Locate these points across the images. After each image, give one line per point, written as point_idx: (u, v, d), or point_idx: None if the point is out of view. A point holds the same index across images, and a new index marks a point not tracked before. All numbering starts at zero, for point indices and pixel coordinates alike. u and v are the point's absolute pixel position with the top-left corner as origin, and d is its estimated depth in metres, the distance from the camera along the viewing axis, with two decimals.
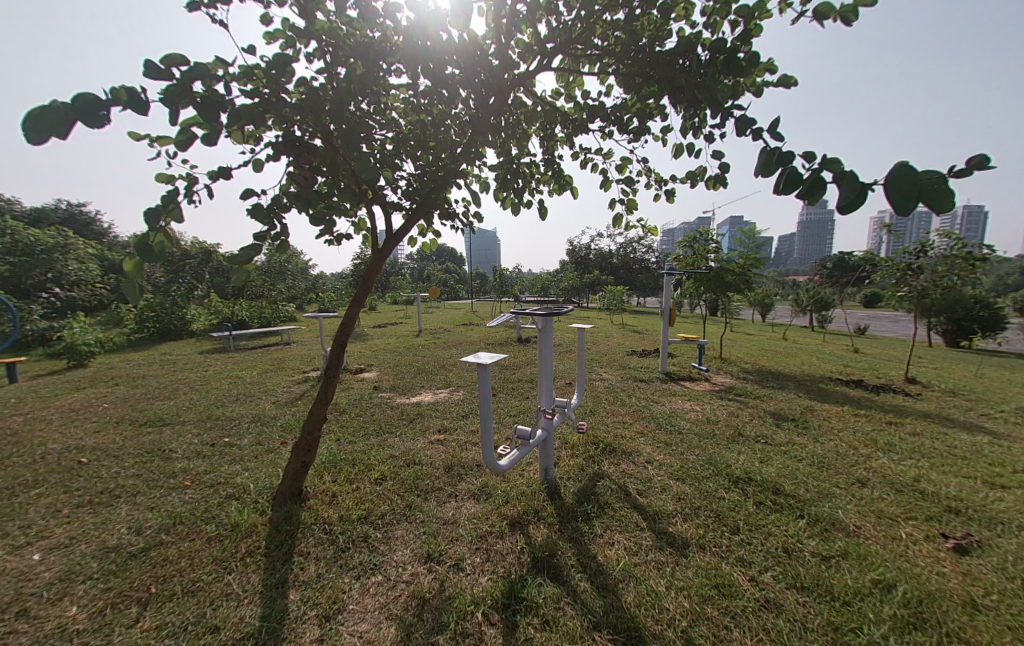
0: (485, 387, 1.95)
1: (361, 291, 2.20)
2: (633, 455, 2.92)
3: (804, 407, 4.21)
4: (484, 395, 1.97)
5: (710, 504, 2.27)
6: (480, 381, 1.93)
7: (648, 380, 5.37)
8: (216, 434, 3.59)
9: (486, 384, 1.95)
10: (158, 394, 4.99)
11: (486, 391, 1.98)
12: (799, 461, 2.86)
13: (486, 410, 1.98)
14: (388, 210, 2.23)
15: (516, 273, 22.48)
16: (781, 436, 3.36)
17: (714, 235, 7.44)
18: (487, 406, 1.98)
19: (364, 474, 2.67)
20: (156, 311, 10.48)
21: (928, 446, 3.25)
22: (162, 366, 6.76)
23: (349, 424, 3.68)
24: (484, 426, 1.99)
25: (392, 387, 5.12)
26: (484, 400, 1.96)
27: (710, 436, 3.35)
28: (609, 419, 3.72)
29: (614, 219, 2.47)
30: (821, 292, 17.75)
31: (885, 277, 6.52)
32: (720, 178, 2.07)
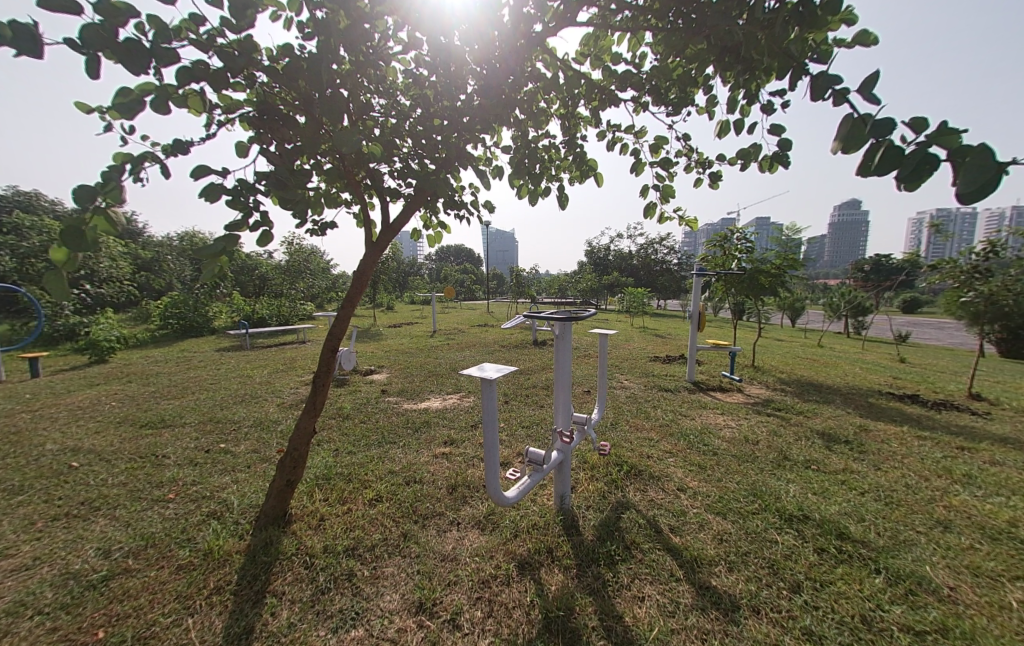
0: (490, 409, 1.64)
1: (354, 291, 1.94)
2: (663, 480, 2.56)
3: (856, 427, 3.72)
4: (488, 418, 1.66)
5: (760, 550, 1.89)
6: (484, 403, 1.63)
7: (675, 390, 4.94)
8: (214, 439, 3.42)
9: (491, 406, 1.65)
10: (167, 393, 4.89)
11: (492, 415, 1.67)
12: (861, 495, 2.43)
13: (492, 436, 1.67)
14: (386, 199, 1.95)
15: (534, 273, 22.08)
16: (835, 463, 2.90)
17: (747, 234, 6.90)
18: (492, 431, 1.67)
19: (359, 492, 2.41)
20: (179, 308, 10.70)
21: (1017, 479, 2.73)
22: (177, 363, 6.78)
23: (351, 432, 3.45)
24: (489, 454, 1.68)
25: (400, 391, 4.87)
26: (488, 424, 1.65)
27: (751, 459, 2.94)
28: (632, 435, 3.35)
29: (645, 208, 2.13)
30: (860, 296, 16.63)
31: (943, 279, 5.86)
32: (782, 156, 1.69)
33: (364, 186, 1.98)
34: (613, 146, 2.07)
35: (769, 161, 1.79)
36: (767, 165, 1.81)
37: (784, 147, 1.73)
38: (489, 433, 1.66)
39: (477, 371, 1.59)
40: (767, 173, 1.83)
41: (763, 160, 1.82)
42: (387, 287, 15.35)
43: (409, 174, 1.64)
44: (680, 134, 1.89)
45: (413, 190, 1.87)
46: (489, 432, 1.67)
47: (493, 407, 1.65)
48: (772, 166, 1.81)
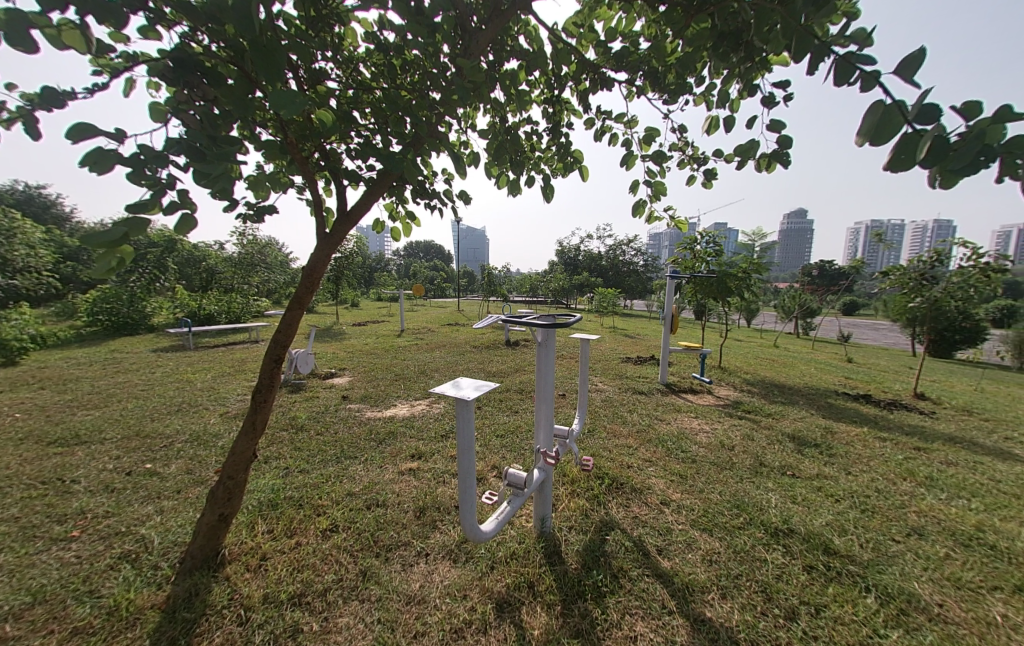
0: (467, 438, 1.39)
1: (303, 291, 1.64)
2: (646, 493, 2.43)
3: (823, 429, 3.80)
4: (464, 448, 1.40)
5: (752, 572, 1.79)
6: (460, 429, 1.38)
7: (649, 392, 4.90)
8: (138, 458, 2.94)
9: (468, 434, 1.39)
10: (86, 403, 4.23)
11: (469, 444, 1.40)
12: (839, 503, 2.42)
13: (470, 466, 1.42)
14: (343, 183, 1.66)
15: (505, 272, 21.84)
16: (809, 468, 2.91)
17: (716, 238, 7.04)
18: (470, 461, 1.41)
19: (310, 521, 2.10)
20: (112, 303, 9.57)
21: (971, 480, 2.85)
22: (104, 366, 5.98)
23: (305, 447, 3.09)
24: (465, 488, 1.42)
25: (363, 396, 4.50)
26: (465, 454, 1.39)
27: (730, 466, 2.89)
28: (610, 442, 3.22)
29: (635, 205, 1.95)
30: (810, 299, 17.72)
31: (893, 285, 6.23)
32: (785, 152, 1.58)
33: (315, 167, 1.67)
34: (602, 137, 1.90)
35: (766, 160, 1.70)
36: (764, 163, 1.70)
37: (783, 144, 1.62)
38: (466, 464, 1.40)
39: (450, 388, 1.36)
40: (764, 172, 1.72)
41: (760, 159, 1.71)
42: (351, 283, 14.57)
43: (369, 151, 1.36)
44: (675, 125, 1.73)
45: (374, 173, 1.59)
46: (466, 462, 1.41)
47: (470, 435, 1.39)
48: (770, 164, 1.71)
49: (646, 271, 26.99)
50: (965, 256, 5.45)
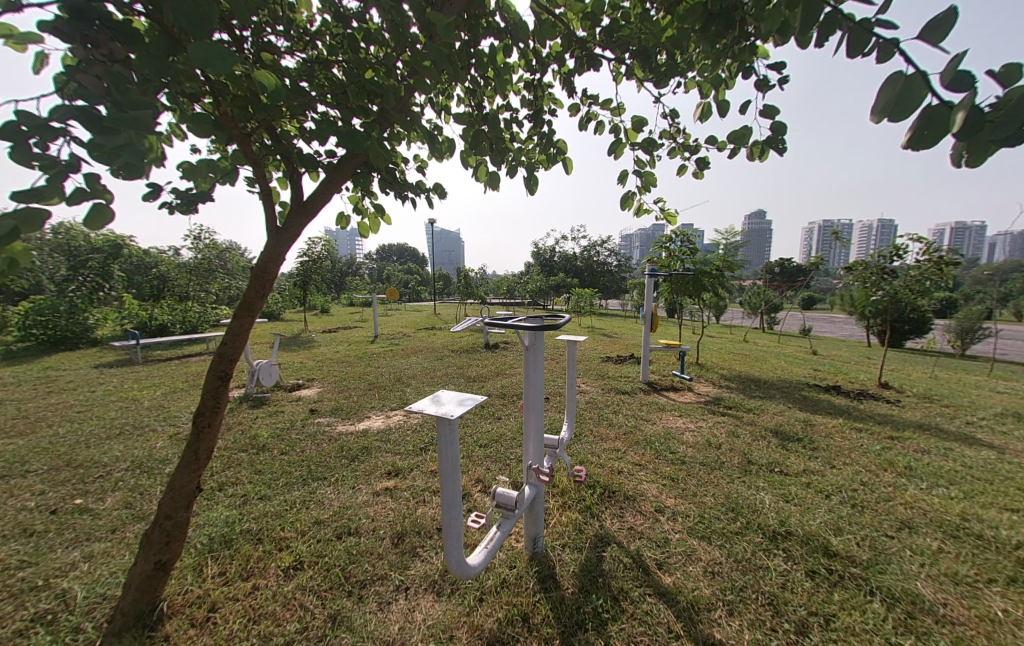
0: (450, 462, 1.19)
1: (253, 295, 1.41)
2: (639, 500, 2.31)
3: (802, 422, 3.85)
4: (448, 473, 1.20)
5: (756, 582, 1.70)
6: (441, 452, 1.18)
7: (632, 392, 4.84)
8: (66, 492, 2.53)
9: (452, 458, 1.19)
10: (6, 430, 3.68)
11: (453, 468, 1.21)
12: (830, 499, 2.40)
13: (455, 490, 1.22)
14: (298, 170, 1.44)
15: (481, 273, 21.54)
16: (796, 463, 2.90)
17: (691, 236, 7.10)
18: (455, 487, 1.21)
19: (270, 559, 1.84)
20: (48, 315, 8.69)
21: (945, 467, 2.93)
22: (35, 386, 5.34)
23: (267, 469, 2.79)
24: (449, 516, 1.22)
25: (334, 409, 4.19)
26: (448, 479, 1.19)
27: (719, 465, 2.82)
28: (598, 446, 3.10)
29: (623, 197, 1.81)
30: (773, 295, 18.51)
31: (856, 280, 6.50)
32: (779, 138, 1.50)
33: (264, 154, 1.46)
34: (587, 124, 1.76)
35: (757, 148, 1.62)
36: (755, 152, 1.63)
37: (777, 130, 1.54)
38: (449, 490, 1.20)
39: (429, 404, 1.16)
40: (754, 161, 1.65)
41: (750, 147, 1.63)
42: (320, 288, 13.94)
43: (325, 126, 1.17)
44: (665, 109, 1.62)
45: (333, 158, 1.38)
46: (449, 488, 1.21)
47: (455, 459, 1.19)
48: (762, 152, 1.63)
49: (620, 271, 27.49)
50: (919, 252, 5.74)
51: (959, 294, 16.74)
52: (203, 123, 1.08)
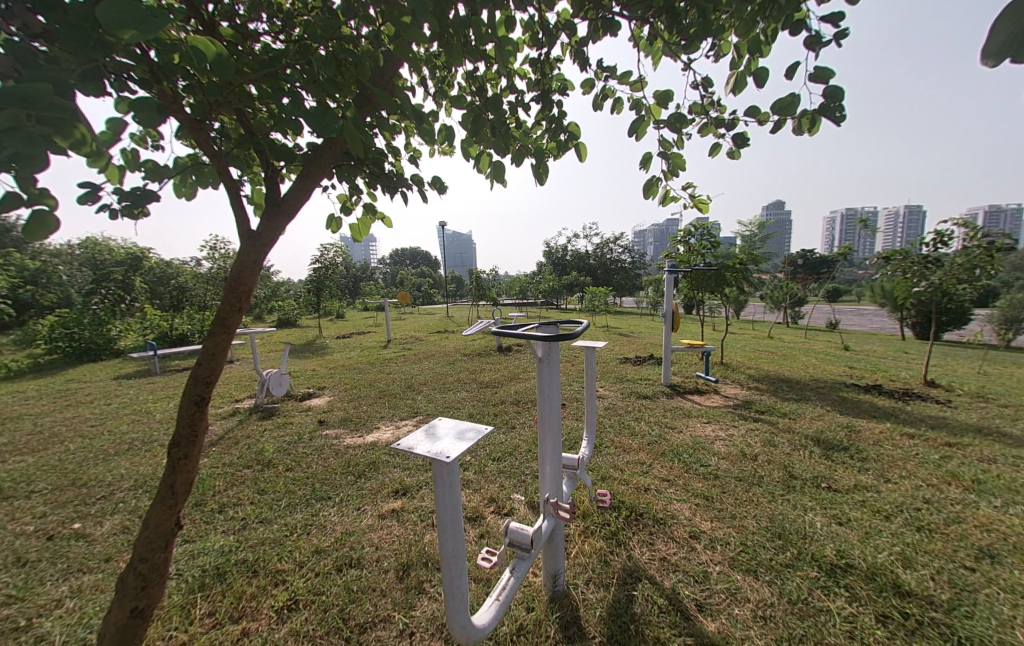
0: (449, 510, 0.98)
1: (227, 309, 1.24)
2: (670, 524, 2.06)
3: (845, 427, 3.51)
4: (446, 523, 0.99)
5: (817, 632, 1.45)
6: (437, 498, 0.97)
7: (654, 397, 4.55)
8: (65, 517, 2.43)
9: (451, 505, 0.98)
10: (20, 446, 3.67)
11: (455, 517, 1.00)
12: (891, 522, 2.11)
13: (459, 542, 1.03)
14: (270, 164, 1.26)
15: (493, 274, 21.34)
16: (845, 477, 2.59)
17: (712, 229, 6.73)
18: (457, 540, 1.01)
19: (264, 598, 1.67)
20: (73, 328, 8.93)
21: (1019, 480, 2.58)
22: (56, 399, 5.42)
23: (271, 488, 2.66)
24: (450, 574, 1.02)
25: (342, 420, 4.05)
26: (447, 532, 0.99)
27: (757, 481, 2.54)
28: (620, 459, 2.86)
29: (647, 184, 1.57)
30: (797, 288, 17.74)
31: (895, 270, 6.02)
32: (837, 104, 1.24)
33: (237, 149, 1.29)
34: (603, 104, 1.53)
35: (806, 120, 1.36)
36: (804, 125, 1.37)
37: (832, 95, 1.27)
38: (449, 544, 1.00)
39: (422, 441, 0.95)
40: (803, 137, 1.39)
41: (797, 119, 1.38)
42: (334, 294, 14.01)
43: (291, 106, 0.98)
44: (696, 79, 1.37)
45: (310, 148, 1.20)
46: (450, 542, 1.01)
47: (455, 506, 0.99)
48: (813, 124, 1.37)
49: (634, 268, 26.94)
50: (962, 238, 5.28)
51: (1000, 281, 15.69)
52: (150, 109, 0.92)
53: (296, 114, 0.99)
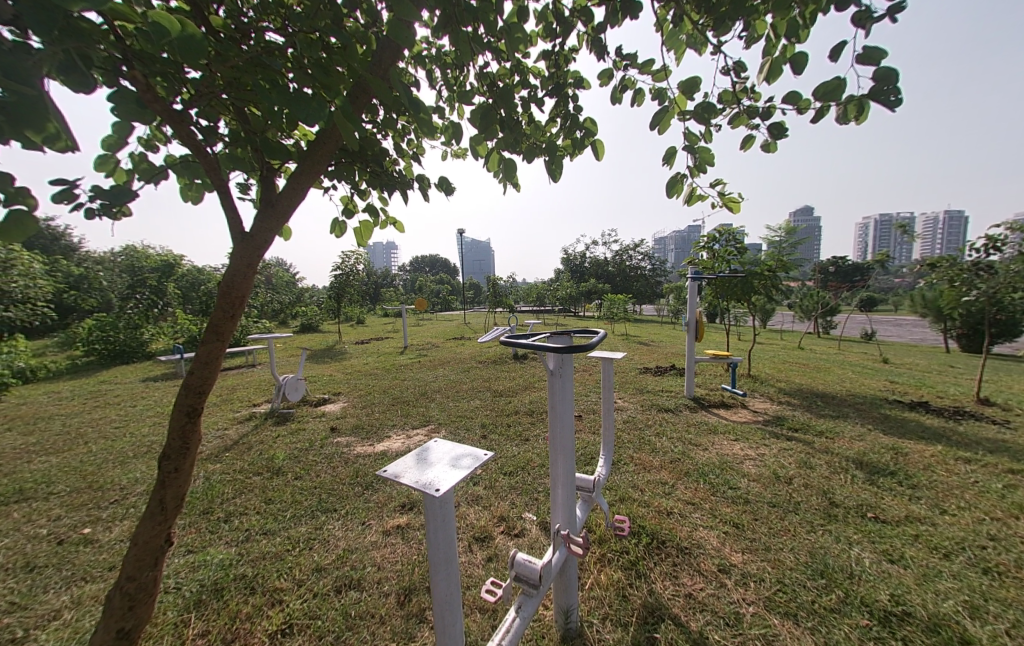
0: (442, 546, 0.90)
1: (220, 315, 1.18)
2: (695, 555, 1.88)
3: (890, 449, 3.20)
4: (439, 562, 0.91)
5: None
6: (428, 532, 0.88)
7: (677, 410, 4.31)
8: (77, 520, 2.45)
9: (444, 540, 0.89)
10: (47, 447, 3.78)
11: (447, 555, 0.92)
12: (951, 562, 1.85)
13: (454, 581, 0.94)
14: (264, 163, 1.20)
15: (510, 281, 21.29)
16: (894, 507, 2.33)
17: (738, 234, 6.42)
18: (451, 582, 0.92)
19: (258, 621, 1.59)
20: (108, 331, 9.36)
21: None
22: (88, 400, 5.63)
23: (278, 497, 2.61)
24: (444, 621, 0.93)
25: (354, 427, 4.00)
26: (440, 571, 0.91)
27: (793, 508, 2.31)
28: (640, 478, 2.67)
29: (671, 182, 1.45)
30: (828, 297, 16.90)
31: (942, 277, 5.58)
32: (891, 86, 1.10)
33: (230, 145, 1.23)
34: (622, 96, 1.41)
35: (851, 107, 1.22)
36: (850, 111, 1.23)
37: (884, 78, 1.13)
38: (441, 586, 0.91)
39: (412, 468, 0.87)
40: (848, 126, 1.25)
41: (841, 106, 1.23)
42: (354, 300, 14.25)
43: (276, 95, 0.91)
44: (726, 66, 1.24)
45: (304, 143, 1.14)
46: (442, 582, 0.92)
47: (448, 542, 0.90)
48: (860, 110, 1.22)
49: (654, 276, 26.42)
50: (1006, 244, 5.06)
51: None
52: (128, 103, 0.92)
53: (284, 104, 0.93)
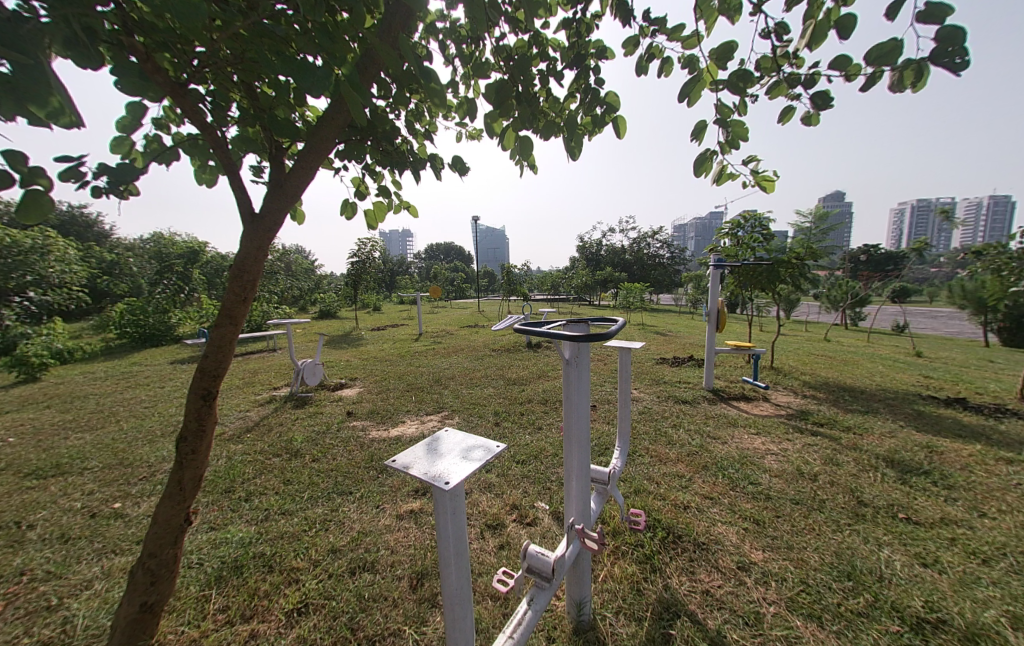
0: (452, 540, 0.88)
1: (232, 298, 1.17)
2: (714, 551, 1.82)
3: (924, 447, 3.04)
4: (449, 557, 0.89)
5: None
6: (438, 527, 0.86)
7: (695, 402, 4.20)
8: (109, 495, 2.56)
9: (454, 535, 0.88)
10: (81, 425, 3.96)
11: (458, 550, 0.90)
12: (991, 568, 1.74)
13: (465, 576, 0.92)
14: (271, 140, 1.16)
15: (525, 269, 21.11)
16: (929, 509, 2.21)
17: (765, 220, 6.12)
18: (461, 577, 0.90)
19: (275, 599, 1.62)
20: (138, 315, 9.73)
21: None
22: (119, 381, 5.87)
23: (295, 479, 2.66)
24: (454, 615, 0.92)
25: (370, 412, 4.05)
26: (450, 566, 0.89)
27: (818, 507, 2.21)
28: (656, 471, 2.61)
29: (701, 160, 1.34)
30: (858, 287, 16.14)
31: (989, 266, 5.21)
32: (956, 48, 0.97)
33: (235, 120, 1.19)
34: (648, 66, 1.31)
35: (908, 72, 1.10)
36: (906, 77, 1.11)
37: (950, 37, 1.00)
38: (451, 581, 0.90)
39: (421, 460, 0.84)
40: (903, 94, 1.13)
41: (896, 70, 1.11)
42: (370, 287, 14.40)
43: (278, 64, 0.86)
44: (768, 29, 1.12)
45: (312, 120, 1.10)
46: (452, 578, 0.90)
47: (458, 536, 0.88)
48: (919, 74, 1.10)
49: (673, 264, 25.76)
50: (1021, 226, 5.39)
51: None
52: (132, 75, 0.90)
53: (287, 73, 0.87)
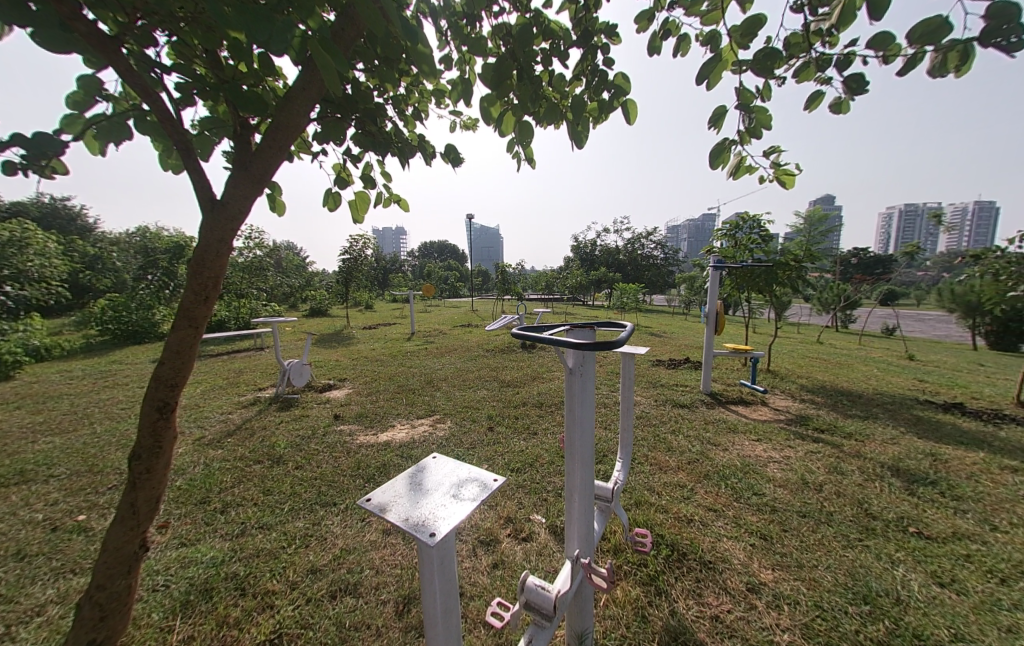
0: (441, 595, 0.77)
1: (191, 298, 1.01)
2: (721, 570, 1.71)
3: (928, 455, 2.97)
4: (436, 616, 0.78)
5: None
6: (423, 580, 0.76)
7: (693, 406, 4.12)
8: (74, 506, 2.38)
9: (442, 589, 0.77)
10: (51, 427, 3.74)
11: (447, 608, 0.78)
12: (1011, 589, 1.65)
13: (454, 632, 0.81)
14: (235, 114, 1.01)
15: (519, 269, 20.99)
16: (940, 522, 2.12)
17: (763, 222, 6.07)
18: (449, 638, 0.79)
19: (246, 628, 1.48)
20: (120, 311, 9.41)
21: None
22: (97, 380, 5.63)
23: (276, 488, 2.51)
24: None
25: (358, 415, 3.89)
26: (438, 627, 0.77)
27: (827, 520, 2.12)
28: (656, 481, 2.50)
29: (717, 151, 1.23)
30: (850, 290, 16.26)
31: (986, 271, 5.19)
32: (1011, 25, 0.79)
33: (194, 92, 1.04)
34: (663, 44, 1.20)
35: (952, 54, 0.98)
36: (951, 59, 0.99)
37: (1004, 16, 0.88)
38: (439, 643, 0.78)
39: (403, 501, 0.74)
40: (945, 79, 1.02)
41: (939, 52, 1.00)
42: (362, 285, 14.17)
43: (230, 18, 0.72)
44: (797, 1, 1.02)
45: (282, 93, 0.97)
46: (440, 637, 0.79)
47: (446, 592, 0.77)
48: (965, 57, 0.98)
49: (667, 265, 25.79)
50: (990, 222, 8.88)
51: None
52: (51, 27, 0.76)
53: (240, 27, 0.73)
